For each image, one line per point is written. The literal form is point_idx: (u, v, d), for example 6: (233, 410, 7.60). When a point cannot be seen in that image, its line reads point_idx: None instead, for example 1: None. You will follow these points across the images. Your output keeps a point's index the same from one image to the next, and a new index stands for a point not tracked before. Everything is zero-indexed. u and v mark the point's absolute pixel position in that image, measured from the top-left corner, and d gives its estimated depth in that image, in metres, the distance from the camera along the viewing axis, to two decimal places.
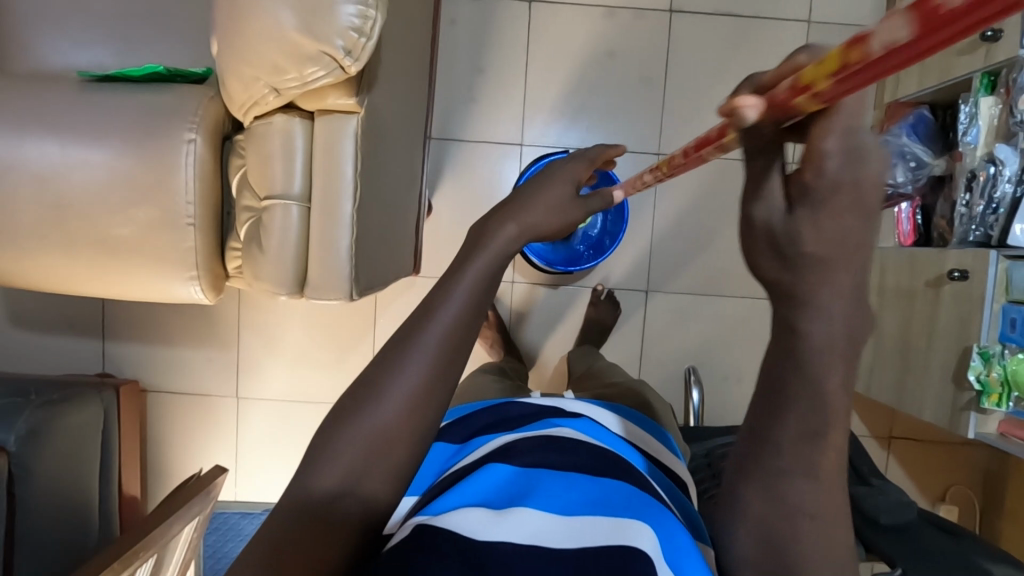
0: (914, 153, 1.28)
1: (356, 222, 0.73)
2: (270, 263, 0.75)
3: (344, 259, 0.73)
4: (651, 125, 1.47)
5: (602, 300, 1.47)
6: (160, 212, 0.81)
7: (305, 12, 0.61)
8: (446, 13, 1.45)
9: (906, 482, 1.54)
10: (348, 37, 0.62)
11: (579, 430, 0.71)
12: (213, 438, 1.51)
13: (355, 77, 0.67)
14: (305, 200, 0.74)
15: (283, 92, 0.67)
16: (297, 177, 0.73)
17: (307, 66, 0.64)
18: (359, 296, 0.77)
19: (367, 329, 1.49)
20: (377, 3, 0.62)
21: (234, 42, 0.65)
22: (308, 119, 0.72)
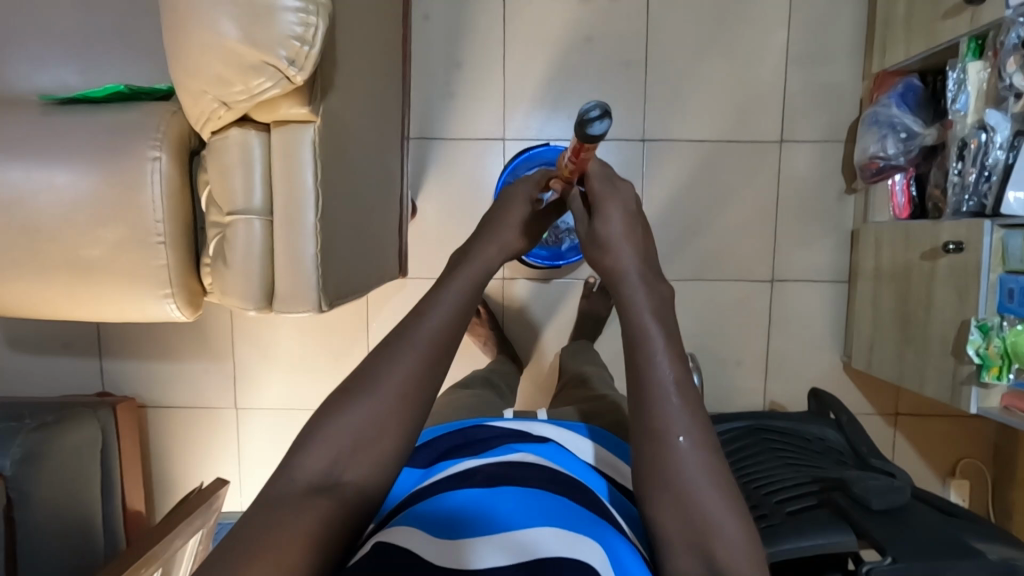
0: (903, 123, 1.26)
1: (320, 233, 0.72)
2: (236, 277, 0.74)
3: (311, 270, 0.72)
4: (632, 110, 1.45)
5: (594, 292, 1.44)
6: (129, 231, 0.80)
7: (245, 24, 0.60)
8: (419, 10, 1.43)
9: (914, 458, 1.52)
10: (290, 46, 0.61)
11: (545, 455, 0.71)
12: (215, 450, 1.52)
13: (306, 85, 0.66)
14: (267, 213, 0.73)
15: (232, 105, 0.66)
16: (257, 190, 0.72)
17: (253, 76, 0.63)
18: (329, 306, 0.75)
19: (360, 334, 1.49)
20: (317, 8, 0.61)
21: (179, 57, 0.64)
22: (263, 130, 0.71)
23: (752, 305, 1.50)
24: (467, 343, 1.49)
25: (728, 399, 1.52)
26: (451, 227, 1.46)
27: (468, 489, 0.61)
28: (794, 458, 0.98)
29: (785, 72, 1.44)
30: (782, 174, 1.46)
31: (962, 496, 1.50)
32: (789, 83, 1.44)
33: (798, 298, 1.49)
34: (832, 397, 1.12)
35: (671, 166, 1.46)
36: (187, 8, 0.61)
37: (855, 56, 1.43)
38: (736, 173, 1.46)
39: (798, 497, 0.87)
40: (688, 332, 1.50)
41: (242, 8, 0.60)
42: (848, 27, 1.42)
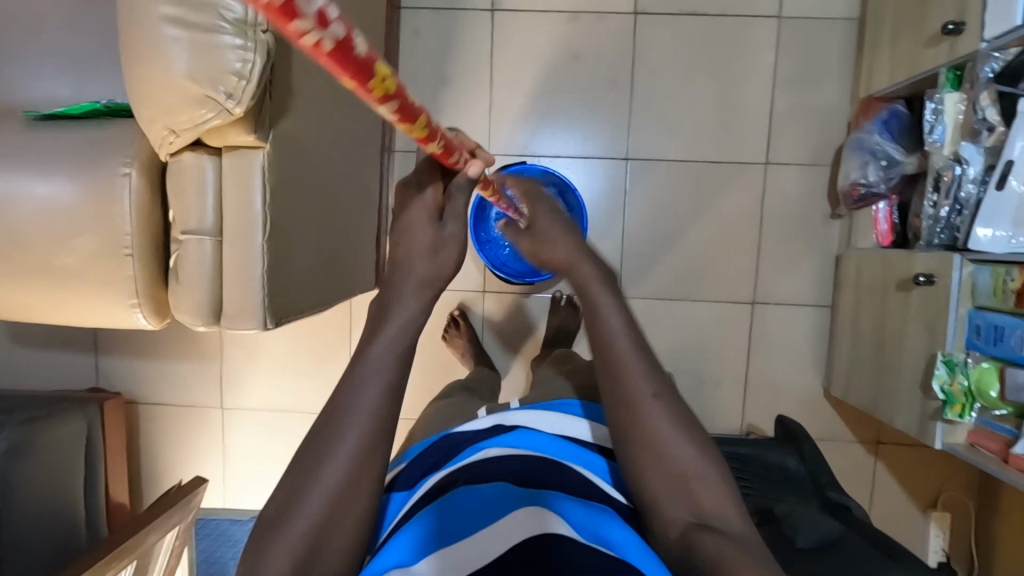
0: (884, 151, 1.25)
1: (268, 253, 0.75)
2: (186, 293, 0.77)
3: (257, 289, 0.75)
4: (617, 129, 1.45)
5: (562, 306, 1.46)
6: (101, 243, 0.84)
7: (190, 60, 0.63)
8: (408, 25, 1.45)
9: (895, 487, 1.50)
10: (229, 82, 0.64)
11: (509, 447, 0.81)
12: (201, 447, 1.57)
13: (251, 115, 0.69)
14: (217, 233, 0.76)
15: (180, 132, 0.69)
16: (208, 213, 0.75)
17: (197, 109, 0.66)
18: (275, 324, 0.78)
19: (343, 341, 1.53)
20: (256, 46, 0.63)
21: (132, 84, 0.68)
22: (216, 155, 0.74)
23: (731, 327, 1.49)
24: (446, 353, 1.51)
25: (704, 420, 1.52)
26: None
27: (450, 500, 0.71)
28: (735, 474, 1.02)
29: (772, 94, 1.43)
30: (766, 197, 1.46)
31: (943, 528, 1.48)
32: (775, 106, 1.43)
33: (779, 320, 1.48)
34: (798, 425, 1.11)
35: (653, 185, 1.47)
36: (138, 40, 0.65)
37: (844, 80, 1.42)
38: (719, 194, 1.46)
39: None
40: (667, 351, 1.50)
41: (193, 41, 0.63)
42: (837, 51, 1.41)
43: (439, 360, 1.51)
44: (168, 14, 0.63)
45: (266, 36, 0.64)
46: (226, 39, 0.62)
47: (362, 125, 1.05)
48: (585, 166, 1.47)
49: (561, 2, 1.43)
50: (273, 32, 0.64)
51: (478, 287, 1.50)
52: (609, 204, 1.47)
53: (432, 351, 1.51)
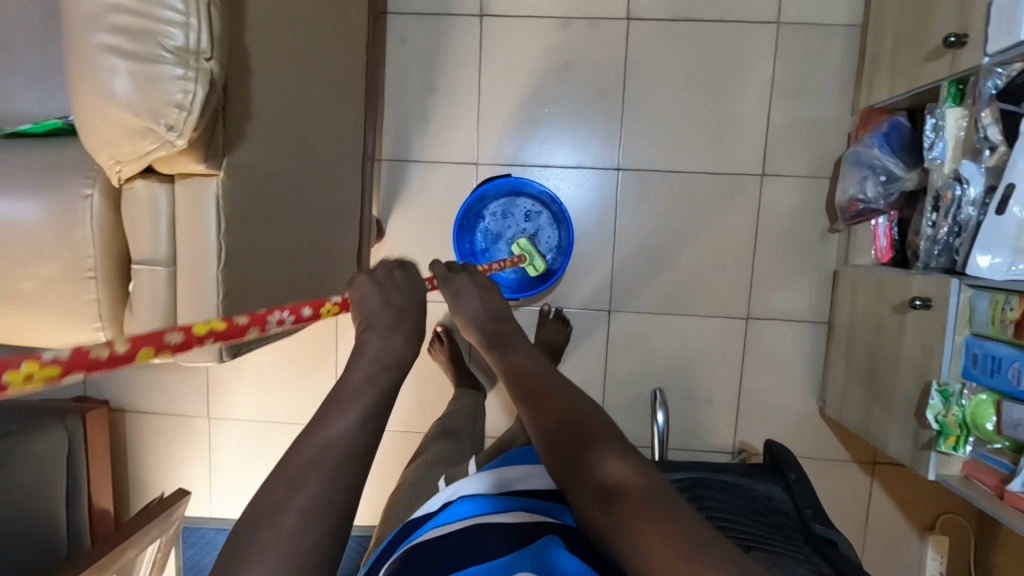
0: (884, 165, 1.20)
1: (223, 284, 0.74)
2: (140, 324, 0.77)
3: (211, 321, 0.74)
4: (608, 139, 1.41)
5: (550, 319, 1.44)
6: (63, 266, 0.83)
7: (131, 92, 0.62)
8: (395, 32, 1.42)
9: (891, 509, 1.46)
10: (170, 115, 0.63)
11: (446, 521, 0.72)
12: (187, 456, 1.56)
13: (200, 143, 0.68)
14: (170, 263, 0.76)
15: (126, 162, 0.68)
16: (162, 242, 0.75)
17: (140, 140, 0.65)
18: (232, 355, 0.77)
19: (328, 355, 1.51)
20: (198, 75, 0.63)
21: (75, 112, 0.67)
22: (168, 182, 0.74)
23: (723, 343, 1.45)
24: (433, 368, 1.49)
25: (696, 437, 1.48)
26: (422, 250, 1.47)
27: None
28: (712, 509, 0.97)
29: (769, 104, 1.38)
30: (762, 210, 1.41)
31: (941, 552, 1.44)
32: (772, 116, 1.39)
33: (774, 337, 1.44)
34: (786, 452, 1.09)
35: (645, 197, 1.43)
36: (78, 69, 0.64)
37: (843, 89, 1.37)
38: (713, 207, 1.42)
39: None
40: (658, 367, 1.47)
41: (133, 70, 0.62)
42: (837, 59, 1.36)
43: (423, 375, 1.49)
44: (107, 43, 0.62)
45: (209, 64, 0.64)
46: (168, 69, 0.62)
47: (337, 141, 1.02)
48: (574, 178, 1.43)
49: (552, 9, 1.39)
50: (217, 60, 0.64)
51: None
52: (599, 216, 1.44)
53: (416, 365, 1.49)
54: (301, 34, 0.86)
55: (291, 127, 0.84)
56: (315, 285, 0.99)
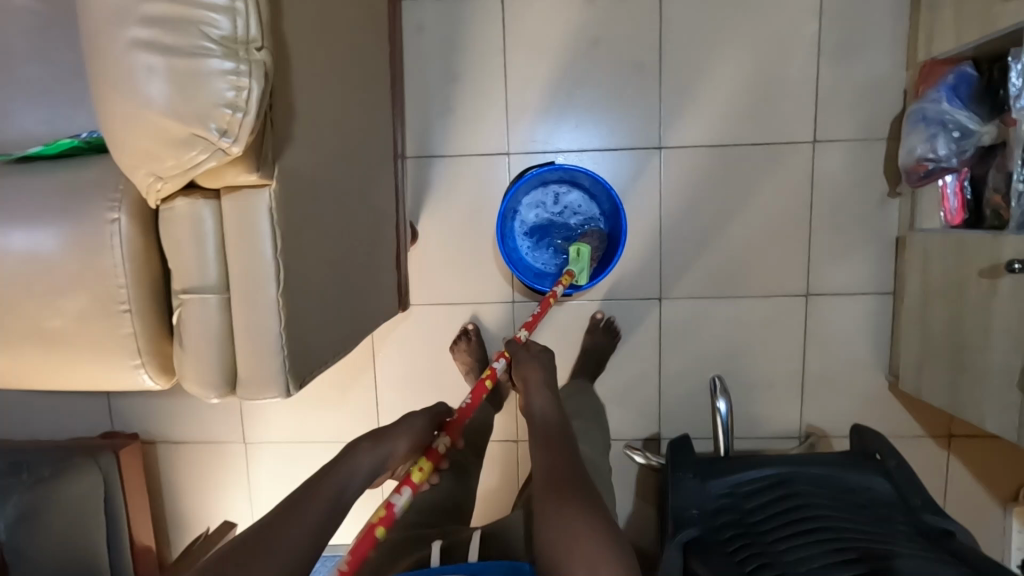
0: (955, 121, 1.12)
1: (285, 308, 0.66)
2: (192, 359, 0.69)
3: (275, 350, 0.66)
4: (646, 116, 1.33)
5: (599, 329, 1.38)
6: (94, 299, 0.74)
7: (171, 95, 0.54)
8: (411, 19, 1.33)
9: (970, 483, 1.39)
10: (221, 117, 0.55)
11: None
12: (225, 484, 1.49)
13: (251, 150, 0.59)
14: (223, 289, 0.67)
15: (168, 177, 0.60)
16: (210, 265, 0.66)
17: (183, 151, 0.57)
18: (297, 388, 0.69)
19: (367, 368, 1.43)
20: (250, 68, 0.55)
21: (105, 126, 0.59)
22: (214, 198, 0.65)
23: (783, 323, 1.37)
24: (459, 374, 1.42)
25: (759, 424, 1.41)
26: (457, 249, 1.38)
27: None
28: (814, 506, 0.91)
29: (816, 66, 1.30)
30: (815, 180, 1.33)
31: None
32: (821, 78, 1.30)
33: (835, 312, 1.36)
34: (877, 436, 1.02)
35: (690, 175, 1.34)
36: (107, 75, 0.55)
37: (896, 44, 1.28)
38: (762, 180, 1.34)
39: (830, 551, 0.81)
40: (716, 354, 1.39)
41: (172, 68, 0.54)
42: (887, 11, 1.27)
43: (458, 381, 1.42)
44: (138, 39, 0.53)
45: (260, 54, 0.56)
46: (214, 63, 0.54)
47: (373, 139, 0.94)
48: (613, 161, 1.34)
49: None
50: (268, 49, 0.56)
51: (507, 298, 1.40)
52: (642, 198, 1.35)
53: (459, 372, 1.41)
54: (333, 21, 0.77)
55: (332, 125, 0.76)
56: (365, 297, 0.91)
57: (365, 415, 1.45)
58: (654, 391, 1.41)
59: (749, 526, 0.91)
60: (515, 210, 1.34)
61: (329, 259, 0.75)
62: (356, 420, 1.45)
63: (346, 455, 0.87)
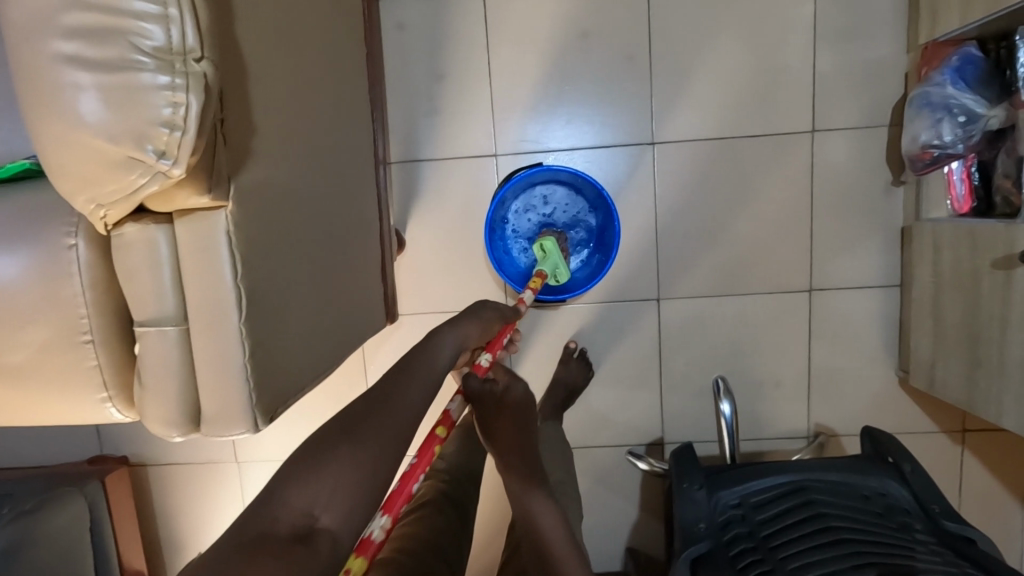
0: (961, 105, 1.06)
1: (250, 339, 0.62)
2: (153, 395, 0.65)
3: (241, 383, 0.62)
4: (639, 110, 1.28)
5: (574, 358, 1.34)
6: (54, 331, 0.70)
7: (104, 114, 0.50)
8: (392, 19, 1.28)
9: (986, 478, 1.35)
10: (158, 137, 0.51)
11: None
12: (219, 505, 1.45)
13: (200, 170, 0.56)
14: (182, 320, 0.63)
15: (111, 203, 0.56)
16: (169, 295, 0.62)
17: (123, 174, 0.53)
18: (267, 421, 0.65)
19: (359, 382, 1.39)
20: (188, 81, 0.51)
21: (37, 148, 0.54)
22: (166, 222, 0.61)
23: (786, 320, 1.33)
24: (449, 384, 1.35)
25: (766, 425, 1.36)
26: (447, 255, 1.34)
27: None
28: (830, 518, 0.86)
29: (813, 52, 1.25)
30: (815, 171, 1.28)
31: None
32: (819, 65, 1.25)
33: (841, 307, 1.32)
34: (890, 438, 0.97)
35: (686, 170, 1.29)
36: (35, 94, 0.51)
37: (895, 27, 1.23)
38: (761, 173, 1.29)
39: (846, 568, 0.76)
40: (718, 354, 1.35)
41: (103, 84, 0.50)
42: None
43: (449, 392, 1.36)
44: (63, 52, 0.49)
45: (200, 66, 0.52)
46: (148, 77, 0.50)
47: (349, 147, 0.89)
48: (607, 158, 1.30)
49: None
50: (209, 60, 0.53)
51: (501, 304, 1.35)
52: (637, 195, 1.30)
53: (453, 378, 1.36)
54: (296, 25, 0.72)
55: (298, 136, 0.71)
56: (346, 314, 0.87)
57: None
58: (657, 395, 1.37)
59: (759, 540, 0.86)
60: (504, 215, 1.29)
61: (301, 279, 0.71)
62: None
63: (435, 336, 0.81)
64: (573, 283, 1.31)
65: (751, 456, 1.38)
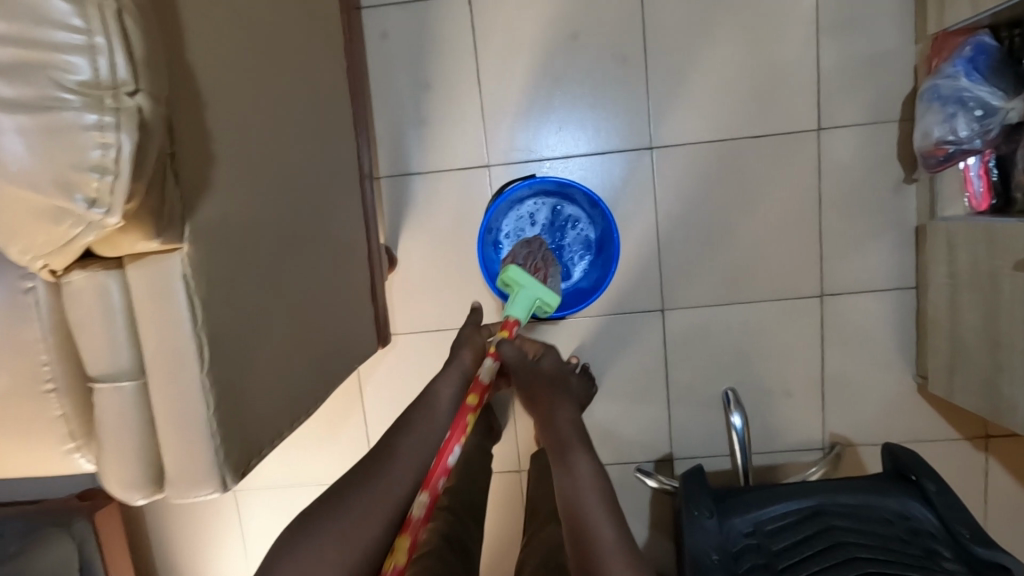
0: (976, 97, 1.01)
1: (213, 391, 0.59)
2: (113, 453, 0.61)
3: (205, 440, 0.59)
4: (635, 113, 1.23)
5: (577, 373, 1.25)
6: (14, 378, 0.66)
7: (31, 159, 0.46)
8: (375, 28, 1.23)
9: (1012, 486, 1.28)
10: (90, 185, 0.47)
11: None
12: (216, 535, 1.41)
13: (147, 213, 0.52)
14: (140, 373, 0.60)
15: (52, 254, 0.52)
16: (125, 346, 0.59)
17: (61, 221, 0.49)
18: (237, 479, 0.62)
19: (355, 405, 1.34)
20: (122, 117, 0.47)
21: None
22: (116, 268, 0.57)
23: (797, 327, 1.27)
24: None
25: (779, 436, 1.31)
26: (441, 271, 1.29)
27: None
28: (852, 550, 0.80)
29: (815, 46, 1.19)
30: (823, 171, 1.22)
31: None
32: (822, 59, 1.19)
33: (854, 312, 1.26)
34: (913, 456, 0.91)
35: (686, 175, 1.24)
36: None
37: (901, 16, 1.17)
38: (765, 175, 1.23)
39: None
40: (727, 365, 1.29)
41: (27, 126, 0.46)
42: None
43: None
44: None
45: (134, 100, 0.48)
46: (75, 116, 0.46)
47: (326, 167, 0.84)
48: (602, 164, 1.24)
49: None
50: (147, 93, 0.49)
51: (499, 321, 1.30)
52: (637, 202, 1.25)
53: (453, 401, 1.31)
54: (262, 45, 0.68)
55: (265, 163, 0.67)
56: (327, 345, 0.83)
57: (357, 454, 1.36)
58: (663, 409, 1.31)
59: None
60: (496, 232, 1.24)
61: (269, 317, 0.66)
62: (347, 460, 1.36)
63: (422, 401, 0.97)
64: (574, 296, 1.26)
65: (765, 470, 1.32)
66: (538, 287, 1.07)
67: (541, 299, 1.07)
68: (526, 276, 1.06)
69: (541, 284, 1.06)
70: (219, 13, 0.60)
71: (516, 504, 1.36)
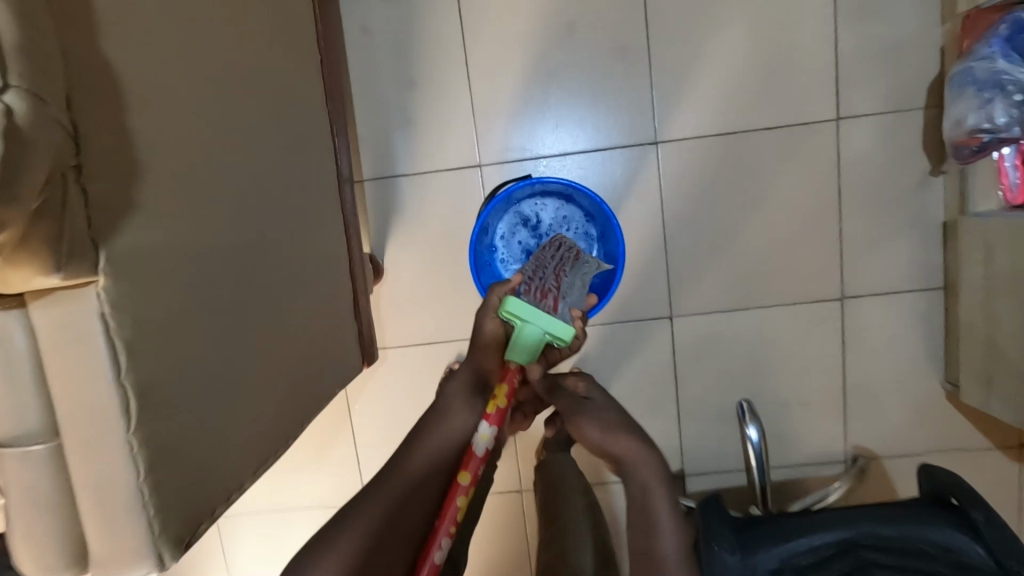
0: (1016, 80, 0.91)
1: (142, 453, 0.51)
2: (29, 526, 0.54)
3: (135, 512, 0.51)
4: (639, 106, 1.13)
5: None
6: None
7: None
8: (355, 21, 1.14)
9: None
10: None
11: None
12: (199, 566, 1.32)
13: (42, 241, 0.45)
14: (54, 436, 0.52)
15: None
16: (34, 406, 0.52)
17: None
18: (176, 557, 0.55)
19: (343, 426, 1.25)
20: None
21: None
22: (20, 308, 0.50)
23: (816, 334, 1.18)
24: None
25: (799, 451, 1.22)
26: (432, 281, 1.20)
27: None
28: None
29: (833, 30, 1.09)
30: (842, 164, 1.13)
31: None
32: (841, 44, 1.10)
33: (878, 316, 1.17)
34: (949, 474, 0.83)
35: (695, 172, 1.15)
36: None
37: None
38: (780, 171, 1.14)
39: None
40: (742, 375, 1.20)
41: None
42: None
43: None
44: None
45: (4, 99, 0.41)
46: None
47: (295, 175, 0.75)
48: (605, 162, 1.15)
49: None
50: (21, 90, 0.42)
51: None
52: (642, 202, 1.16)
53: None
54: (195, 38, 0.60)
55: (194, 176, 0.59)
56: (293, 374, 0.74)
57: (347, 477, 1.27)
58: (674, 424, 1.22)
59: None
60: (490, 236, 1.14)
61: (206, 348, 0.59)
62: (336, 484, 1.27)
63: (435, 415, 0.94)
64: None
65: (783, 486, 1.23)
66: (542, 324, 0.87)
67: (549, 336, 0.87)
68: (529, 310, 0.87)
69: (548, 318, 0.87)
70: (137, 4, 0.53)
71: (517, 526, 1.28)
